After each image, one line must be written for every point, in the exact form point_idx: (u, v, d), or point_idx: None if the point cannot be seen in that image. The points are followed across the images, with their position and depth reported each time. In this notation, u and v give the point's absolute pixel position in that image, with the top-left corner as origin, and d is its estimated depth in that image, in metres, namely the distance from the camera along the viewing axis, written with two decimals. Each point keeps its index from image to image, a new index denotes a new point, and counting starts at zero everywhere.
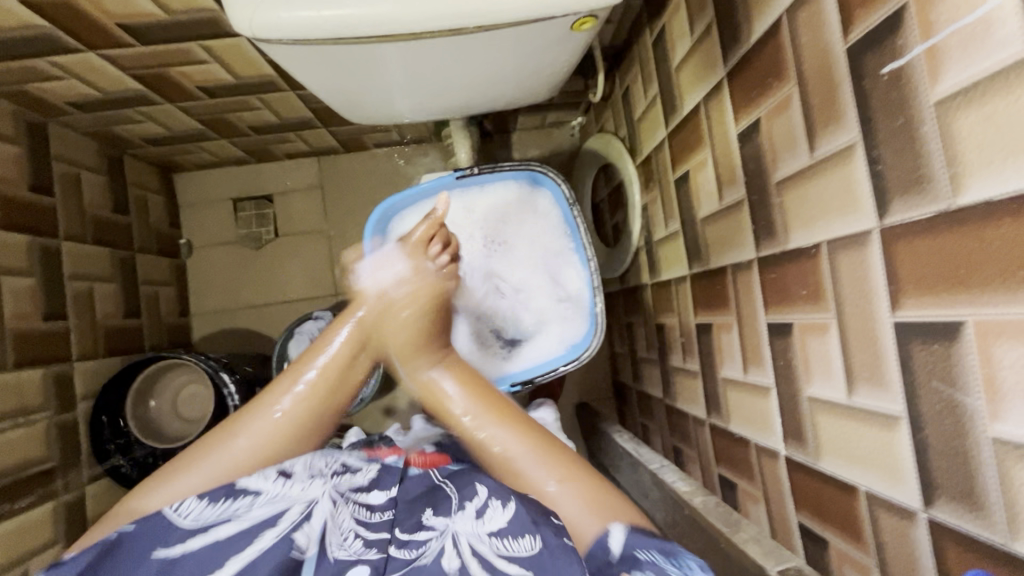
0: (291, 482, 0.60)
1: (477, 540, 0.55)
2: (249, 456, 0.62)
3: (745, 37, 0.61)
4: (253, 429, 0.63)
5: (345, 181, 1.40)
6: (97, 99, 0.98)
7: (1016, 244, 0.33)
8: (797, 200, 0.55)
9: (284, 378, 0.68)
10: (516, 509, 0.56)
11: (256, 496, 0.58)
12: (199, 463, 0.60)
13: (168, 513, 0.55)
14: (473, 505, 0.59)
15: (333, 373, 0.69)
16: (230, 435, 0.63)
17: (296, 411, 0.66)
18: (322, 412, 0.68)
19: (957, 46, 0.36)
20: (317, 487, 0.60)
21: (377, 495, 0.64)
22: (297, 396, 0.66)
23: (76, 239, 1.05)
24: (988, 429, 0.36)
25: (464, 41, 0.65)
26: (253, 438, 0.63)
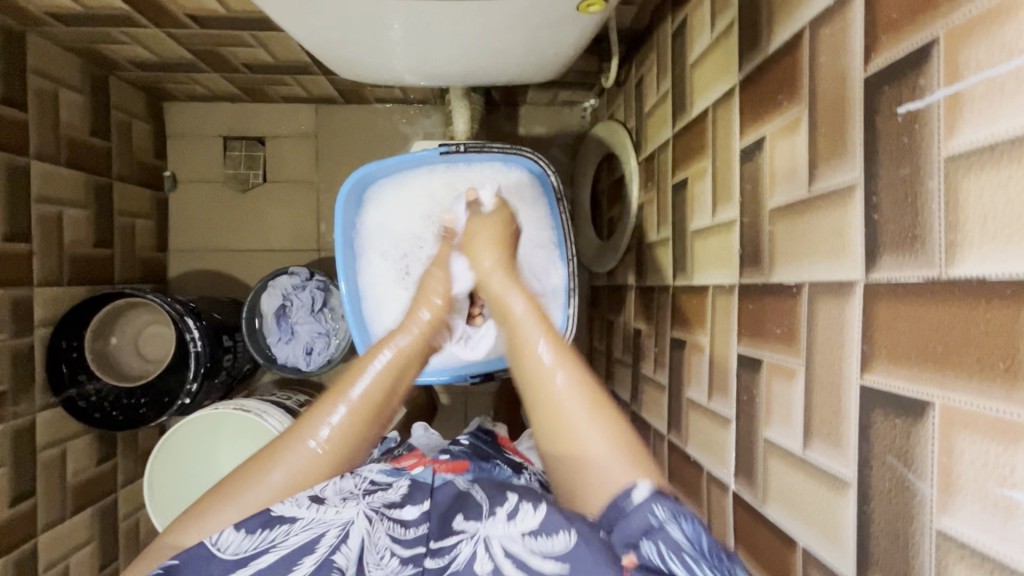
0: (324, 505, 0.51)
1: (510, 541, 0.47)
2: (317, 474, 0.56)
3: (764, 45, 0.55)
4: (292, 461, 0.55)
5: (341, 134, 1.34)
6: (79, 14, 0.92)
7: (1001, 333, 0.30)
8: (787, 233, 0.51)
9: (324, 400, 0.59)
10: (549, 510, 0.48)
11: (292, 522, 0.49)
12: (258, 485, 0.54)
13: (208, 543, 0.47)
14: (504, 508, 0.50)
15: (380, 396, 0.60)
16: (295, 448, 0.56)
17: (339, 441, 0.57)
18: (369, 433, 0.59)
19: (982, 98, 0.31)
20: (352, 507, 0.51)
21: (412, 509, 0.54)
22: (370, 406, 0.59)
23: (47, 160, 1.01)
24: (935, 520, 0.34)
25: (461, 7, 0.60)
26: (291, 471, 0.54)
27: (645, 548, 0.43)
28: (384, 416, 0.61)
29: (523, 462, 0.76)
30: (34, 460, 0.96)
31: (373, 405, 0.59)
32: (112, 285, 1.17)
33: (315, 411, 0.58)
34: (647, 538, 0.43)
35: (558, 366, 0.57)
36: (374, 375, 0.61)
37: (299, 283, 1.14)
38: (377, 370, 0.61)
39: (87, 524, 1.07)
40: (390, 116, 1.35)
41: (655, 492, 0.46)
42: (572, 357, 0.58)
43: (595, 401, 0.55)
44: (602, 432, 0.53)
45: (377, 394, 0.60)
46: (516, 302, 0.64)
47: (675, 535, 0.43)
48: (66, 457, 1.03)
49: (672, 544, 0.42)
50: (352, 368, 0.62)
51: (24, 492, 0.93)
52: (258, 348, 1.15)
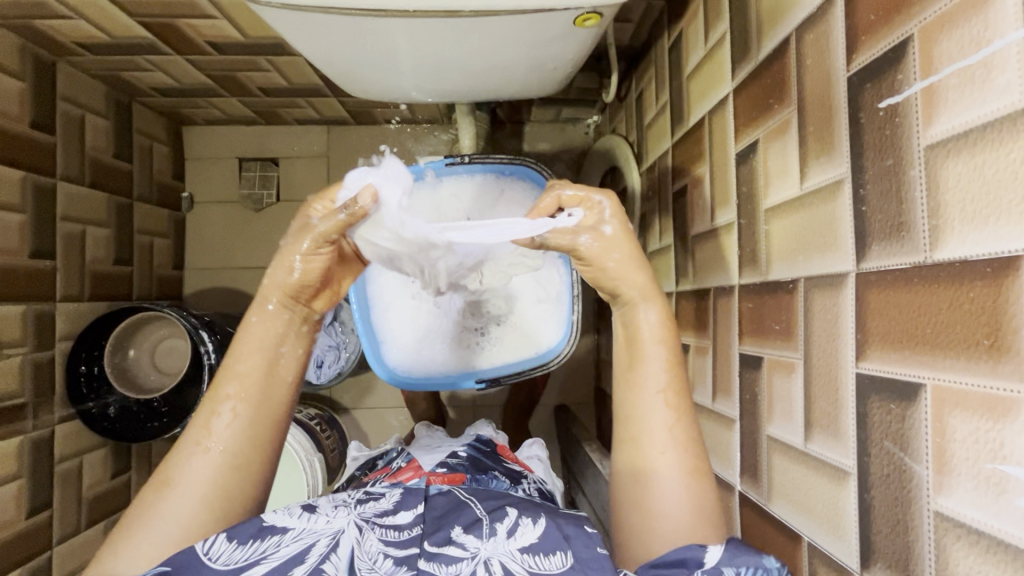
0: (315, 516, 0.52)
1: (509, 558, 0.48)
2: (227, 471, 0.51)
3: (754, 54, 0.58)
4: (192, 471, 0.50)
5: (352, 154, 1.39)
6: (106, 43, 0.97)
7: (984, 310, 0.31)
8: (782, 231, 0.52)
9: (207, 399, 0.53)
10: (548, 526, 0.52)
11: (283, 534, 0.49)
12: (177, 487, 0.49)
13: (198, 550, 0.45)
14: (503, 526, 0.52)
15: (267, 375, 0.54)
16: (197, 447, 0.51)
17: (240, 430, 0.52)
18: (269, 422, 0.54)
19: (955, 89, 0.33)
20: (343, 518, 0.52)
21: (405, 513, 0.55)
22: (252, 390, 0.53)
23: (73, 181, 1.05)
24: (933, 501, 0.35)
25: (463, 24, 0.63)
26: (195, 483, 0.49)
27: None
28: (280, 405, 0.54)
29: (521, 471, 0.77)
30: (52, 472, 0.98)
31: (256, 387, 0.53)
32: (130, 301, 1.20)
33: (204, 406, 0.52)
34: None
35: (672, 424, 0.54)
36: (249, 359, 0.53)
37: None
38: (251, 361, 0.54)
39: (101, 538, 1.08)
40: (398, 136, 1.39)
41: (729, 552, 0.44)
42: (690, 417, 0.54)
43: (677, 410, 0.54)
44: (685, 498, 0.51)
45: (258, 376, 0.53)
46: (645, 323, 0.56)
47: None
48: (82, 469, 1.05)
49: None
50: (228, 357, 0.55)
51: (41, 504, 0.95)
52: None
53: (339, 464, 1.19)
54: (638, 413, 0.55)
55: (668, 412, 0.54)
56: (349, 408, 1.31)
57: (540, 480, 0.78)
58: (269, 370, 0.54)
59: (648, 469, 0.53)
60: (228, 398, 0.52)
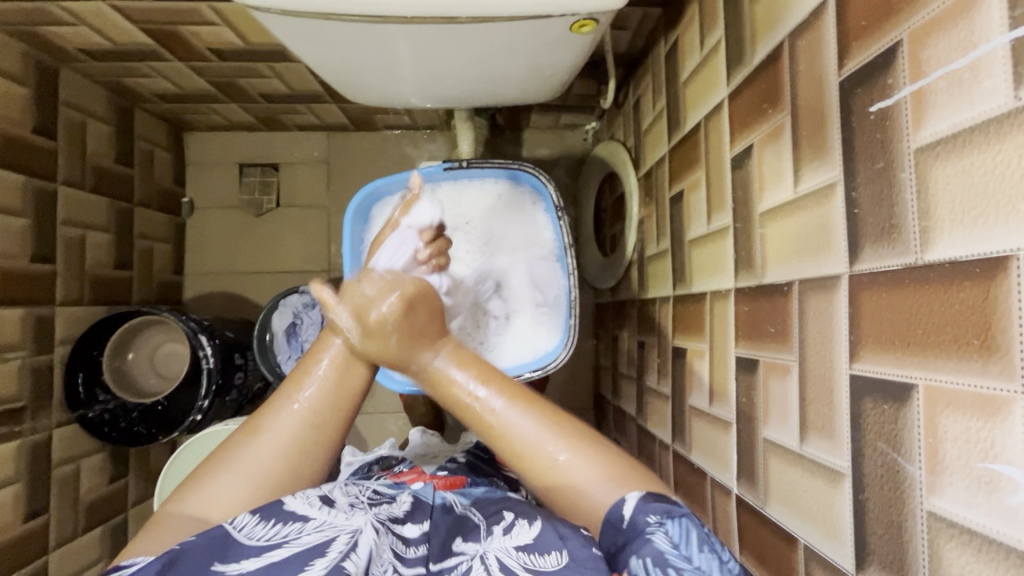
0: (335, 511, 0.51)
1: (506, 554, 0.50)
2: (306, 429, 0.57)
3: (748, 59, 0.58)
4: (279, 422, 0.56)
5: (352, 159, 1.40)
6: (109, 50, 0.98)
7: (974, 311, 0.31)
8: (776, 234, 0.52)
9: (308, 358, 0.61)
10: (544, 527, 0.51)
11: (306, 522, 0.49)
12: (265, 434, 0.56)
13: (224, 525, 0.48)
14: (500, 526, 0.54)
15: (355, 362, 0.61)
16: (287, 401, 0.58)
17: (323, 404, 0.58)
18: (351, 391, 0.60)
19: (943, 92, 0.33)
20: (360, 517, 0.51)
21: (413, 527, 0.55)
22: (343, 359, 0.60)
23: (74, 186, 1.06)
24: (926, 502, 0.35)
25: (461, 30, 0.63)
26: (278, 442, 0.55)
27: (634, 563, 0.44)
28: (355, 393, 0.60)
29: (520, 479, 0.77)
30: (49, 476, 0.97)
31: (347, 357, 0.60)
32: (129, 306, 1.21)
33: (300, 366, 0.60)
34: (635, 552, 0.45)
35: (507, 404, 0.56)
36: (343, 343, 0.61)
37: (309, 301, 1.18)
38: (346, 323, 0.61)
39: (97, 543, 1.08)
40: (398, 142, 1.40)
41: (644, 500, 0.48)
42: (520, 393, 0.57)
43: (528, 399, 0.57)
44: (587, 465, 0.53)
45: (348, 362, 0.60)
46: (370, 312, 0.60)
47: (660, 542, 0.44)
48: (80, 474, 1.05)
49: (658, 555, 0.44)
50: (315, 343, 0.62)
51: (37, 509, 0.94)
52: (267, 364, 1.16)
53: None
54: (489, 426, 0.56)
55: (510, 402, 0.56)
56: None
57: (538, 490, 0.78)
58: (350, 360, 0.60)
59: (513, 450, 0.55)
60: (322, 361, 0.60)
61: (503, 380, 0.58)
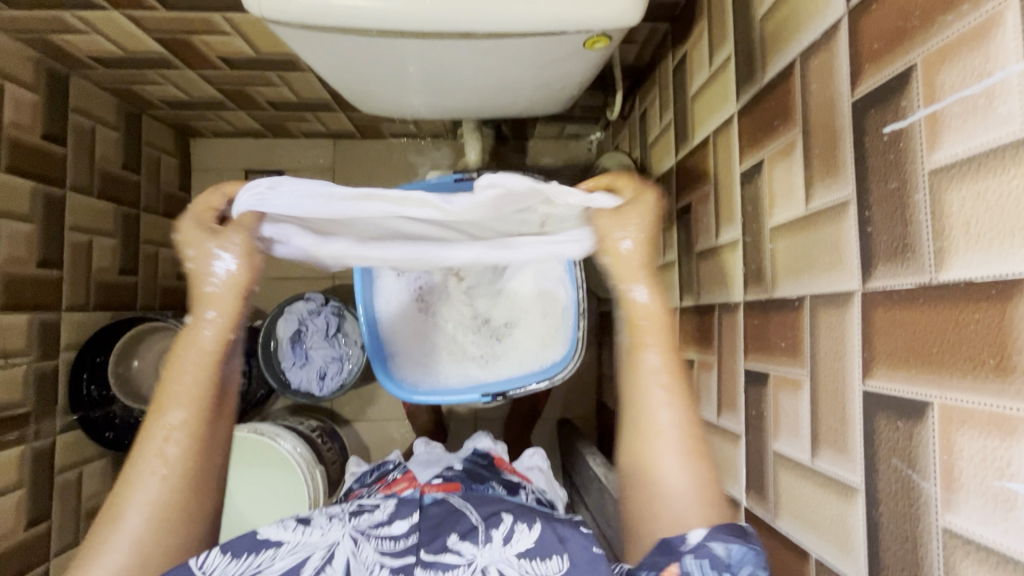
0: (310, 529, 0.53)
1: (505, 564, 0.49)
2: (178, 495, 0.52)
3: (759, 77, 0.59)
4: (140, 498, 0.50)
5: (357, 167, 1.41)
6: (120, 58, 0.99)
7: (989, 331, 0.32)
8: (787, 250, 0.53)
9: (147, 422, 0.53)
10: (544, 529, 0.52)
11: (278, 547, 0.50)
12: (127, 516, 0.50)
13: (193, 565, 0.47)
14: (499, 532, 0.53)
15: (204, 389, 0.53)
16: (149, 470, 0.51)
17: (173, 451, 0.52)
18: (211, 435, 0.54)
19: (958, 116, 0.34)
20: (338, 529, 0.53)
21: (400, 523, 0.55)
22: (198, 403, 0.53)
23: (81, 192, 1.06)
24: (941, 518, 0.35)
25: (475, 45, 0.64)
26: (145, 505, 0.50)
27: (689, 562, 0.45)
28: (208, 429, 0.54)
29: (519, 482, 0.76)
30: (52, 482, 0.97)
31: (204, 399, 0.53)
32: (135, 311, 1.21)
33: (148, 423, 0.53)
34: (692, 552, 0.46)
35: (668, 426, 0.54)
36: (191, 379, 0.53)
37: (314, 309, 1.18)
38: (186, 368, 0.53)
39: None
40: (403, 150, 1.41)
41: (715, 531, 0.47)
42: (684, 387, 0.55)
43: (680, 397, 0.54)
44: (686, 473, 0.52)
45: (201, 392, 0.53)
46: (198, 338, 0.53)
47: (718, 551, 0.45)
48: (82, 480, 1.04)
49: (715, 561, 0.45)
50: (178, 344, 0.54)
51: (40, 515, 0.94)
52: (272, 371, 1.18)
53: (339, 477, 1.18)
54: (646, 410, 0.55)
55: (668, 393, 0.54)
56: (350, 420, 1.31)
57: (539, 492, 0.77)
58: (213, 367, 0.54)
59: (657, 477, 0.53)
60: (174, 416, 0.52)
61: (682, 394, 0.55)
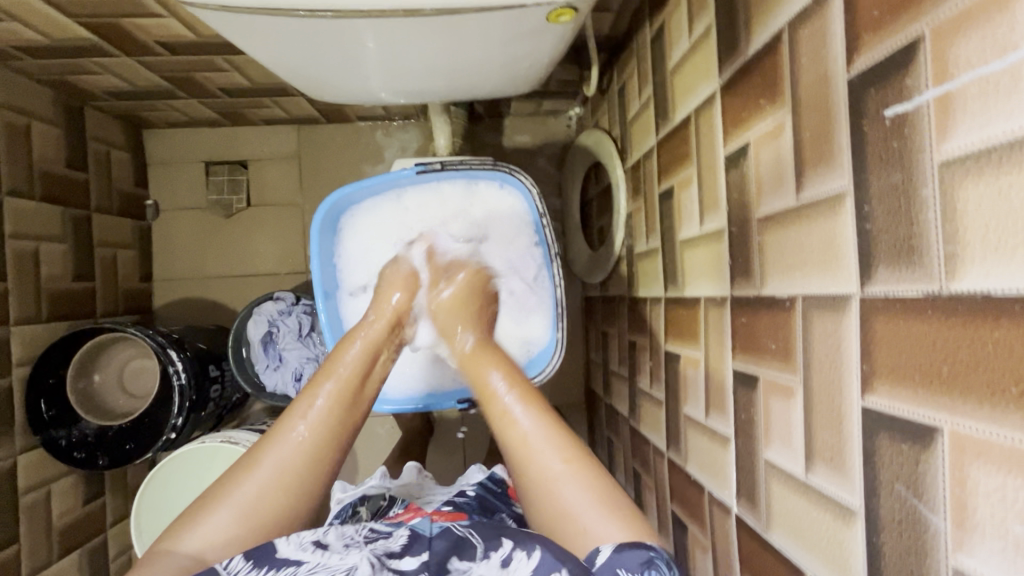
0: (328, 553, 0.49)
1: None
2: (309, 458, 0.57)
3: (742, 49, 0.53)
4: (279, 453, 0.56)
5: (323, 154, 1.33)
6: (47, 46, 0.90)
7: (1011, 352, 0.27)
8: (776, 243, 0.48)
9: (299, 400, 0.60)
10: (543, 556, 0.46)
11: (298, 566, 0.48)
12: (262, 466, 0.56)
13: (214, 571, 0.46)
14: (499, 555, 0.49)
15: (352, 384, 0.63)
16: (289, 435, 0.58)
17: (320, 428, 0.59)
18: (345, 429, 0.61)
19: (976, 99, 0.29)
20: (356, 554, 0.48)
21: (411, 560, 0.50)
22: (343, 394, 0.61)
23: (21, 195, 0.98)
24: (951, 556, 0.31)
25: (425, 22, 0.58)
26: (282, 464, 0.56)
27: None
28: (359, 412, 0.63)
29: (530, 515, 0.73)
30: (16, 505, 0.92)
31: (346, 393, 0.62)
32: (95, 319, 1.15)
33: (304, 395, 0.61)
34: None
35: (522, 406, 0.59)
36: (340, 377, 0.62)
37: (284, 308, 1.12)
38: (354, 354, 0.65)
39: (74, 567, 1.04)
40: (370, 132, 1.33)
41: (618, 550, 0.46)
42: (551, 418, 0.59)
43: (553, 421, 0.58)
44: (562, 456, 0.56)
45: (351, 377, 0.63)
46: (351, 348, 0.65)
47: None
48: (51, 499, 0.99)
49: None
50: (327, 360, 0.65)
51: (6, 539, 0.90)
52: (246, 376, 1.12)
53: None
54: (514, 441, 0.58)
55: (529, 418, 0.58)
56: None
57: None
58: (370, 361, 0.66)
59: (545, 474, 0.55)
60: (323, 395, 0.61)
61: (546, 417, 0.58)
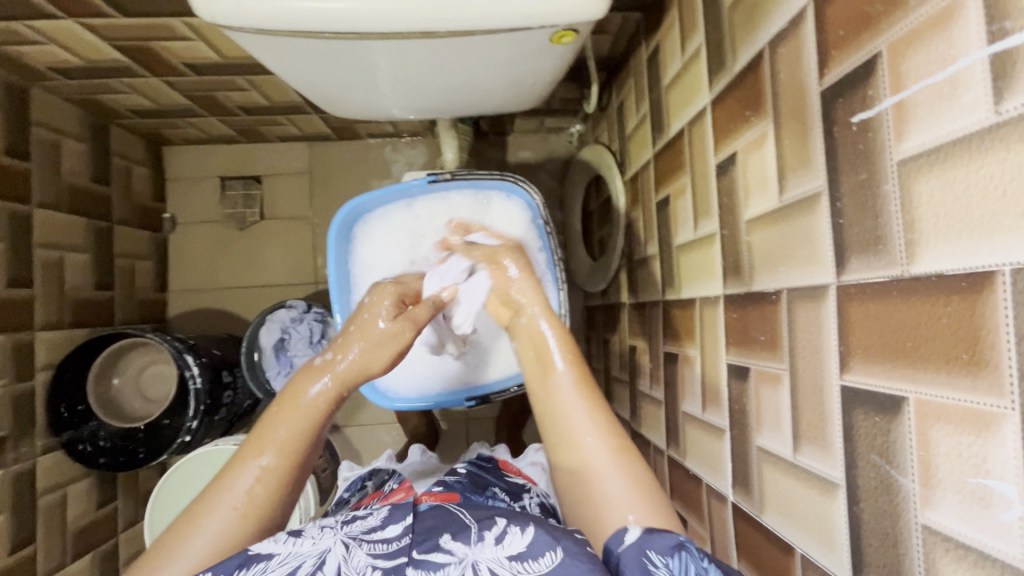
0: (301, 539, 0.51)
1: (498, 565, 0.48)
2: (248, 526, 0.53)
3: (729, 65, 0.58)
4: (214, 522, 0.52)
5: (334, 169, 1.38)
6: (80, 67, 0.95)
7: (962, 323, 0.31)
8: (763, 241, 0.52)
9: (241, 455, 0.56)
10: (537, 532, 0.50)
11: (269, 560, 0.48)
12: (198, 532, 0.52)
13: None
14: (492, 533, 0.52)
15: (302, 439, 0.57)
16: (227, 499, 0.53)
17: (260, 488, 0.54)
18: (291, 487, 0.56)
19: (924, 105, 0.33)
20: (329, 537, 0.51)
21: (393, 526, 0.54)
22: (289, 454, 0.56)
23: (50, 207, 1.04)
24: (920, 515, 0.35)
25: (438, 43, 0.63)
26: (215, 534, 0.52)
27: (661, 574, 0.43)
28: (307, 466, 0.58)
29: (523, 484, 0.77)
30: (34, 505, 0.95)
31: (295, 452, 0.56)
32: (113, 326, 1.19)
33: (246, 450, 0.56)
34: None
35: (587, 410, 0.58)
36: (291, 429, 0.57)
37: (296, 316, 1.16)
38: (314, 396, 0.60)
39: (86, 571, 1.06)
40: (379, 148, 1.39)
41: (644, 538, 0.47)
42: (608, 416, 0.58)
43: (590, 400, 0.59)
44: (617, 475, 0.54)
45: (294, 439, 0.57)
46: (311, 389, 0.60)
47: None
48: (66, 502, 1.02)
49: None
50: (279, 406, 0.59)
51: (24, 539, 0.92)
52: (257, 382, 1.16)
53: (329, 484, 1.13)
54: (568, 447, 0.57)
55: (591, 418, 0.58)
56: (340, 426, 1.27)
57: (543, 494, 0.78)
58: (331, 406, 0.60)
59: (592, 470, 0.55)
60: (266, 455, 0.55)
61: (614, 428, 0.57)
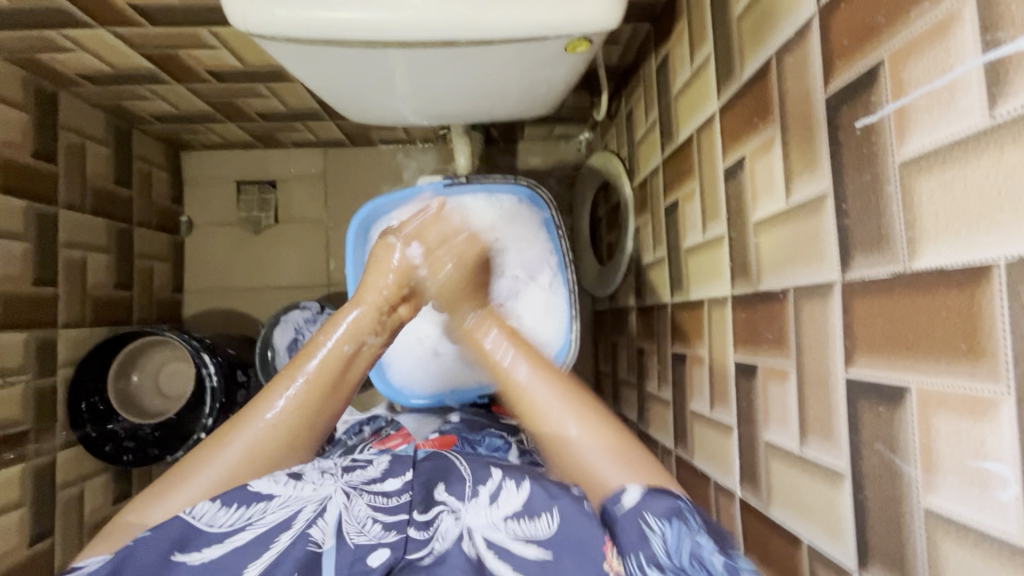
0: (302, 482, 0.58)
1: (491, 527, 0.54)
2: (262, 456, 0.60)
3: (737, 74, 0.60)
4: (232, 448, 0.59)
5: (348, 174, 1.41)
6: (108, 74, 0.99)
7: (961, 314, 0.33)
8: (769, 242, 0.54)
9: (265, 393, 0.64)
10: (532, 490, 0.55)
11: (269, 500, 0.56)
12: (214, 459, 0.59)
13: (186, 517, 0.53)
14: (485, 490, 0.58)
15: (322, 381, 0.65)
16: (248, 430, 0.61)
17: (276, 426, 0.61)
18: (308, 425, 0.64)
19: (924, 110, 0.35)
20: (331, 483, 0.59)
21: (393, 480, 0.61)
22: (312, 396, 0.64)
23: (74, 209, 1.07)
24: (923, 499, 0.36)
25: (457, 52, 0.65)
26: (231, 461, 0.59)
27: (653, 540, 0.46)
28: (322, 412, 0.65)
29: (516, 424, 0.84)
30: (53, 498, 0.97)
31: (315, 396, 0.64)
32: (132, 325, 1.22)
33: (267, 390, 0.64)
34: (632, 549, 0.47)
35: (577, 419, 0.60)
36: (310, 376, 0.64)
37: (310, 317, 1.19)
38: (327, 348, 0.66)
39: None
40: (392, 154, 1.42)
41: (646, 498, 0.49)
42: (601, 419, 0.60)
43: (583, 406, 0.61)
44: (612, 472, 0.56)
45: (311, 385, 0.64)
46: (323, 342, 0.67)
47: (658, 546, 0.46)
48: (84, 496, 1.04)
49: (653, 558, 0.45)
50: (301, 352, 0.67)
51: (44, 531, 0.94)
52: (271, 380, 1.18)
53: None
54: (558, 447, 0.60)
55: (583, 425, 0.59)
56: None
57: None
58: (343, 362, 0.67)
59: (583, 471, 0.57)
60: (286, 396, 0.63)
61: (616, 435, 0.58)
